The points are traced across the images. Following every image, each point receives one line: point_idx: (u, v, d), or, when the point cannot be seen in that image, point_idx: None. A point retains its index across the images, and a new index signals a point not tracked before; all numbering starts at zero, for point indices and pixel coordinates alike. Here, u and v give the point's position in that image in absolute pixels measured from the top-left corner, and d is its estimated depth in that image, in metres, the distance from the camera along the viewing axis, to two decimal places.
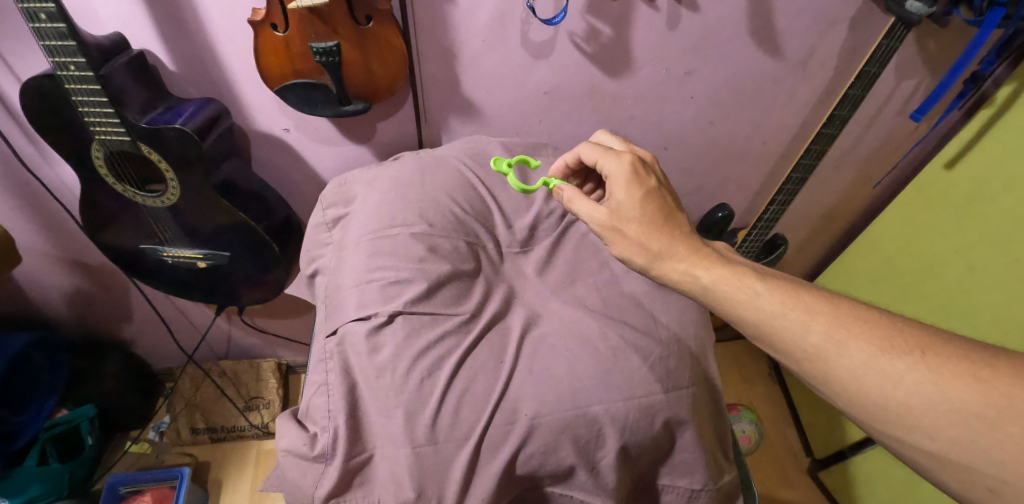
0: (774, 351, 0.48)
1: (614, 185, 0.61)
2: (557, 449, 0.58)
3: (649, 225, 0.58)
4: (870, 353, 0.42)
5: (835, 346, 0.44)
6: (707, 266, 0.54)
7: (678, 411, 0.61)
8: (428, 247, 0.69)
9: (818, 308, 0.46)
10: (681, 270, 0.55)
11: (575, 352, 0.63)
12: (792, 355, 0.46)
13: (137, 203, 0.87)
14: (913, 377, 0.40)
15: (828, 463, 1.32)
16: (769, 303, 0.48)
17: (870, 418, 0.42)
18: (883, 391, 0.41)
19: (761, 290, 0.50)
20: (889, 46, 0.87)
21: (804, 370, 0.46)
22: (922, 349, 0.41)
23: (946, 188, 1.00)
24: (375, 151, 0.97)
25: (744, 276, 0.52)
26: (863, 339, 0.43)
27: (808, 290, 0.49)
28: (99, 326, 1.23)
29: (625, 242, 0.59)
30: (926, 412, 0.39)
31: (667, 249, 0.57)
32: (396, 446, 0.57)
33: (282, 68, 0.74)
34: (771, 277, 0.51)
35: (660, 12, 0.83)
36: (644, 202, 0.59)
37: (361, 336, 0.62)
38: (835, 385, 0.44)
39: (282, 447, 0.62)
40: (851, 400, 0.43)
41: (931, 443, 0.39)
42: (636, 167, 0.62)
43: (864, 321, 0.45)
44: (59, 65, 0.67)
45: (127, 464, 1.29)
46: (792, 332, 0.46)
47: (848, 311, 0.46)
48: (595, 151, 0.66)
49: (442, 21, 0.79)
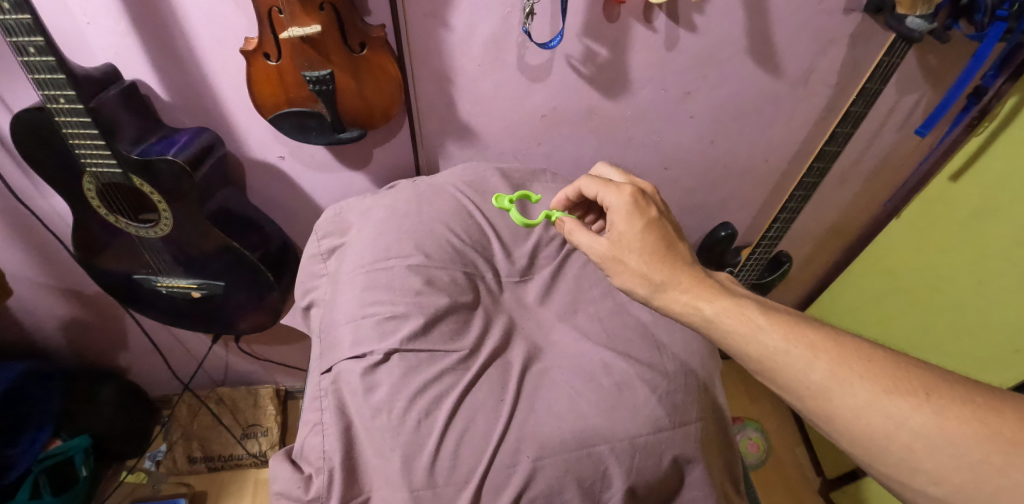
0: (777, 388, 0.46)
1: (614, 216, 0.60)
2: (561, 493, 0.54)
3: (650, 255, 0.56)
4: (873, 392, 0.40)
5: (839, 384, 0.42)
6: (709, 297, 0.52)
7: (686, 448, 0.59)
8: (425, 280, 0.67)
9: (822, 345, 0.44)
10: (683, 301, 0.53)
11: (577, 388, 0.61)
12: (795, 393, 0.44)
13: (129, 234, 0.85)
14: (916, 419, 0.38)
15: (839, 484, 1.28)
16: (772, 338, 0.46)
17: (873, 461, 0.40)
18: (886, 432, 0.39)
19: (764, 323, 0.47)
20: (890, 62, 0.85)
21: (806, 408, 0.44)
22: (927, 389, 0.39)
23: (952, 203, 0.98)
24: (370, 177, 0.96)
25: (746, 309, 0.49)
26: (867, 377, 0.41)
27: (811, 325, 0.47)
28: (95, 355, 1.21)
29: (627, 272, 0.57)
30: (929, 457, 0.37)
31: (669, 280, 0.55)
32: (394, 489, 0.54)
33: (276, 98, 0.73)
34: (774, 310, 0.49)
35: (658, 33, 0.82)
36: (645, 233, 0.57)
37: (356, 376, 0.60)
38: (838, 425, 0.41)
39: (276, 489, 0.61)
40: (854, 441, 0.41)
41: (935, 488, 0.37)
42: (636, 198, 0.61)
43: (867, 359, 0.42)
44: (49, 98, 0.66)
45: (121, 496, 1.25)
46: (794, 369, 0.44)
47: (852, 349, 0.44)
48: (593, 184, 0.64)
49: (436, 46, 0.78)
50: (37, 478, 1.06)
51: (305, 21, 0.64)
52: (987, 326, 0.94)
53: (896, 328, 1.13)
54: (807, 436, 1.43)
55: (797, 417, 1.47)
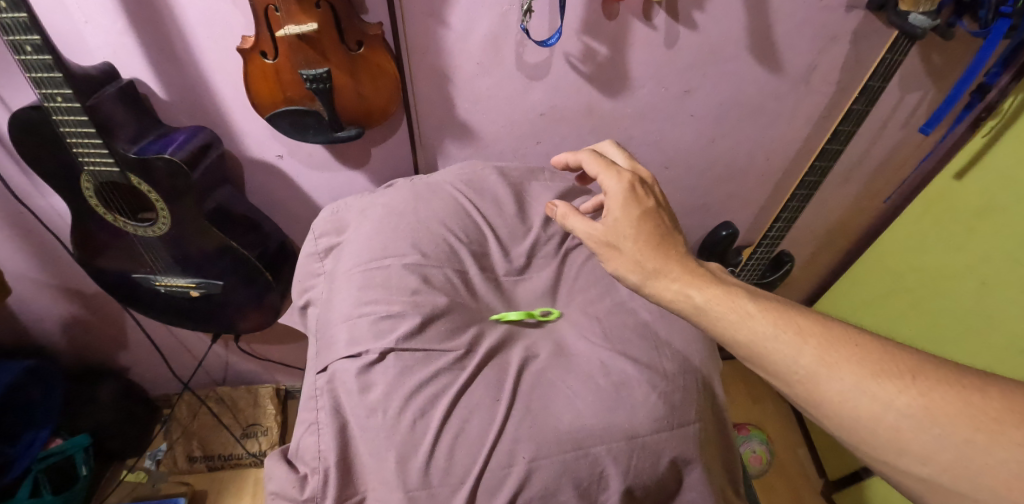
0: (765, 374, 0.45)
1: (611, 202, 0.59)
2: (558, 493, 0.54)
3: (645, 243, 0.56)
4: (860, 376, 0.40)
5: (826, 369, 0.41)
6: (701, 286, 0.51)
7: (684, 449, 0.59)
8: (421, 279, 0.66)
9: (811, 331, 0.44)
10: (674, 289, 0.52)
11: (574, 388, 0.61)
12: (784, 379, 0.44)
13: (127, 233, 0.85)
14: (903, 400, 0.38)
15: (841, 486, 1.27)
16: (761, 323, 0.46)
17: (861, 444, 0.40)
18: (872, 414, 0.39)
19: (753, 310, 0.47)
20: (892, 60, 0.84)
21: (795, 393, 0.43)
22: (913, 372, 0.39)
23: (957, 200, 0.97)
24: (369, 177, 0.95)
25: (736, 296, 0.49)
26: (855, 361, 0.41)
27: (801, 312, 0.46)
28: (96, 354, 1.21)
29: (621, 258, 0.57)
30: (916, 437, 0.37)
31: (662, 267, 0.54)
32: (388, 490, 0.54)
33: (273, 96, 0.73)
34: (763, 298, 0.48)
35: (657, 30, 0.81)
36: (641, 220, 0.57)
37: (351, 375, 0.60)
38: (827, 409, 0.41)
39: (272, 489, 0.61)
40: (843, 425, 0.40)
41: (922, 467, 0.37)
42: (634, 185, 0.60)
43: (855, 344, 0.42)
44: (47, 97, 0.66)
45: (121, 495, 1.26)
46: (782, 355, 0.43)
47: (841, 334, 0.43)
48: (596, 164, 0.63)
49: (434, 44, 0.78)
50: (37, 477, 1.07)
51: (301, 18, 0.64)
52: (988, 323, 0.93)
53: (899, 327, 1.12)
54: (808, 436, 1.42)
55: (799, 418, 1.47)
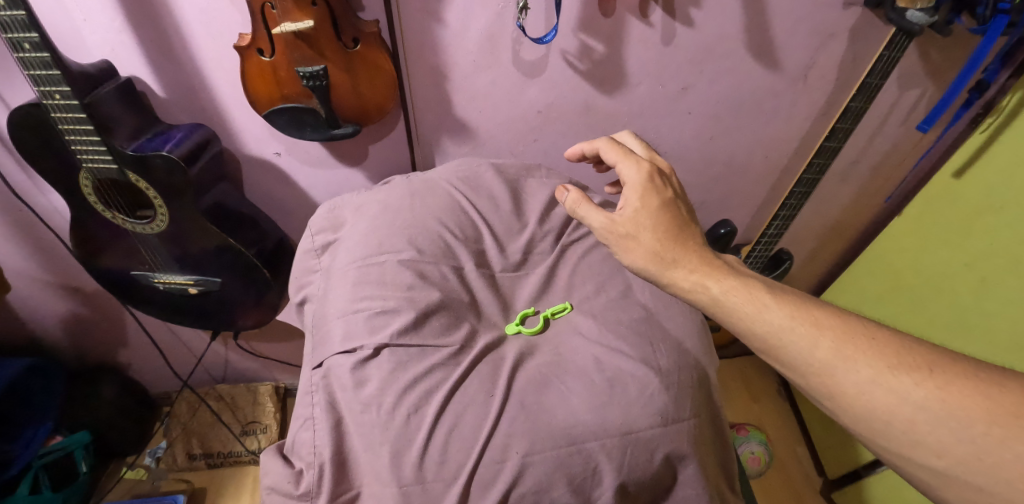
0: (779, 366, 0.46)
1: (628, 191, 0.58)
2: (551, 489, 0.54)
3: (662, 234, 0.55)
4: (877, 368, 0.41)
5: (842, 361, 0.42)
6: (718, 277, 0.51)
7: (678, 445, 0.59)
8: (417, 275, 0.67)
9: (827, 323, 0.44)
10: (691, 280, 0.52)
11: (568, 383, 0.61)
12: (799, 370, 0.44)
13: (126, 230, 0.85)
14: (919, 393, 0.39)
15: (840, 485, 1.27)
16: (777, 316, 0.46)
17: (875, 436, 0.40)
18: (888, 406, 0.39)
19: (770, 302, 0.47)
20: (889, 57, 0.84)
21: (810, 385, 0.44)
22: (930, 365, 0.40)
23: (957, 197, 0.97)
24: (366, 174, 0.96)
25: (753, 288, 0.49)
26: (871, 354, 0.41)
27: (817, 306, 0.47)
28: (96, 352, 1.22)
29: (637, 248, 0.56)
30: (931, 430, 0.38)
31: (679, 258, 0.54)
32: (384, 485, 0.54)
33: (270, 93, 0.73)
34: (781, 291, 0.49)
35: (654, 28, 0.81)
36: (659, 211, 0.56)
37: (346, 370, 0.60)
38: (842, 401, 0.42)
39: (268, 484, 0.61)
40: (858, 418, 0.41)
41: (936, 460, 0.37)
42: (653, 175, 0.59)
43: (871, 337, 0.43)
44: (45, 94, 0.66)
45: (121, 491, 1.26)
46: (798, 346, 0.44)
47: (857, 327, 0.44)
48: (614, 152, 0.64)
49: (431, 41, 0.78)
50: (37, 473, 1.08)
51: (298, 16, 0.64)
52: (988, 320, 0.92)
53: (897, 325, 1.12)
54: (808, 436, 1.41)
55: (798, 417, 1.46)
